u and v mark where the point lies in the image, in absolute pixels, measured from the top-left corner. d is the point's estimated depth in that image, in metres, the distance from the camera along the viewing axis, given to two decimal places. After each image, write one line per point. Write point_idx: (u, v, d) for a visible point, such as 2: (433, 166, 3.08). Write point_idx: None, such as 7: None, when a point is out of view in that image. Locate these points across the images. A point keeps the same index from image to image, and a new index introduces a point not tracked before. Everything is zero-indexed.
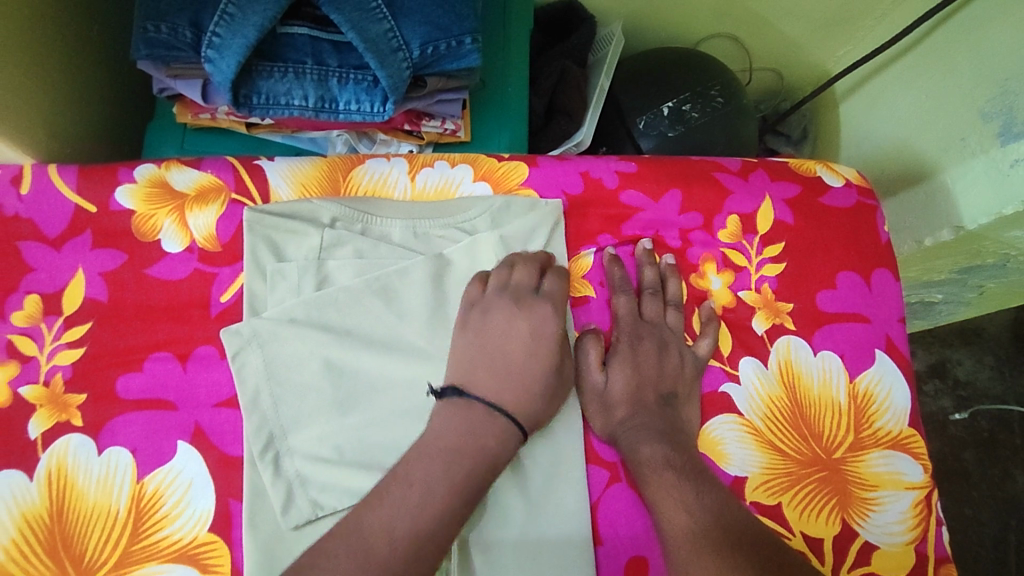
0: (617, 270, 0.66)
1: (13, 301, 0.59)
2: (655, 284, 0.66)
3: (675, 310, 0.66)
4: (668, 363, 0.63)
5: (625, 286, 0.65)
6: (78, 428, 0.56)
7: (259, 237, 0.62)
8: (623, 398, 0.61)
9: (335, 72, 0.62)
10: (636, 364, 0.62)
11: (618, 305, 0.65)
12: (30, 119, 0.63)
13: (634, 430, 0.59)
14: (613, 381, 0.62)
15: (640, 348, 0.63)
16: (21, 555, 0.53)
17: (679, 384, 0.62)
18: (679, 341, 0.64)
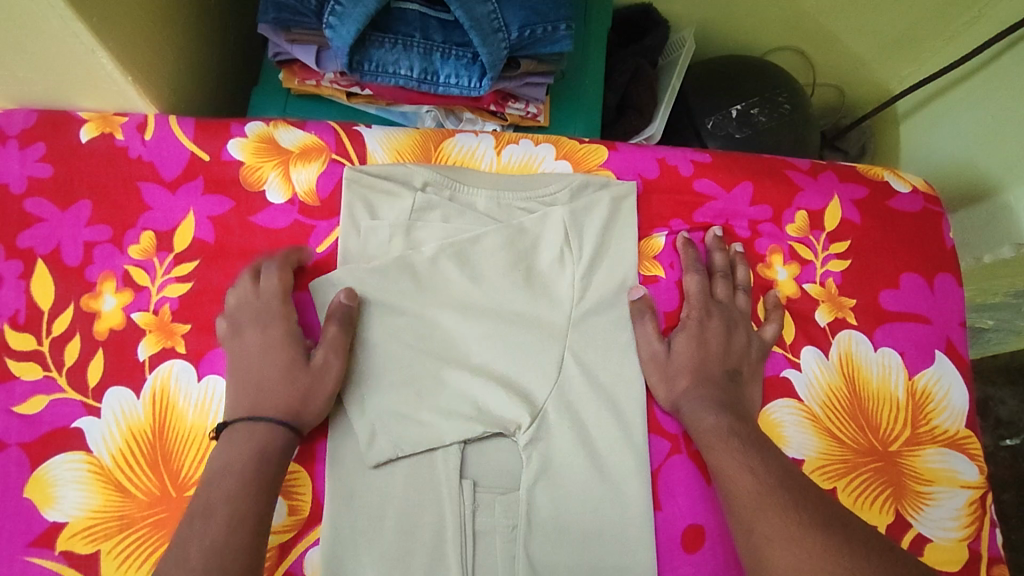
0: (692, 252, 0.69)
1: (131, 236, 0.64)
2: (726, 268, 0.69)
3: (744, 293, 0.68)
4: (735, 342, 0.65)
5: (699, 267, 0.68)
6: (181, 355, 0.61)
7: (356, 195, 0.67)
8: (687, 368, 0.64)
9: (439, 47, 0.67)
10: (703, 339, 0.65)
11: (689, 283, 0.68)
12: (160, 72, 0.68)
13: (697, 399, 0.62)
14: (676, 352, 0.64)
15: (709, 325, 0.66)
16: (124, 464, 0.57)
17: (744, 363, 0.65)
18: (746, 322, 0.67)
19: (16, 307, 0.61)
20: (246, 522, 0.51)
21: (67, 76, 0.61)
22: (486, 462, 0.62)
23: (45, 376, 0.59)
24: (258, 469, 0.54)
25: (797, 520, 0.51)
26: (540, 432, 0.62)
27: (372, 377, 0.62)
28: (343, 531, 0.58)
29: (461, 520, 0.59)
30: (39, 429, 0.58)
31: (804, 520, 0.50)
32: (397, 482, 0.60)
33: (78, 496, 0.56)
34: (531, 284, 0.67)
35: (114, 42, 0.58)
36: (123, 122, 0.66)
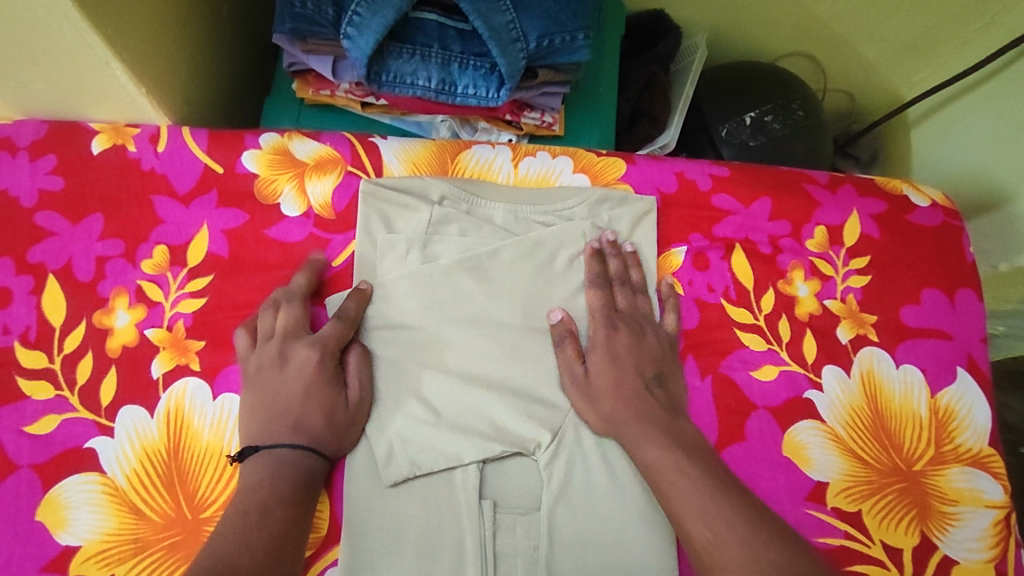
0: (595, 265, 0.66)
1: (144, 250, 0.63)
2: (622, 276, 0.66)
3: (642, 296, 0.67)
4: (645, 347, 0.63)
5: (599, 282, 0.65)
6: (195, 373, 0.60)
7: (373, 209, 0.65)
8: (609, 390, 0.61)
9: (457, 57, 0.66)
10: (614, 356, 0.62)
11: (590, 301, 0.65)
12: (173, 82, 0.67)
13: (631, 425, 0.59)
14: (593, 374, 0.61)
15: (616, 340, 0.63)
16: (139, 485, 0.56)
17: (665, 362, 0.63)
18: (653, 326, 0.65)
19: (27, 323, 0.60)
20: (271, 542, 0.50)
21: (79, 87, 0.60)
22: (506, 482, 0.61)
23: (58, 395, 0.58)
24: (288, 496, 0.53)
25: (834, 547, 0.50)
26: (560, 450, 0.61)
27: (389, 395, 0.61)
28: (362, 555, 0.56)
29: (482, 542, 0.57)
30: (52, 450, 0.56)
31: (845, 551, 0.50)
32: (415, 502, 0.58)
33: (92, 518, 0.55)
34: (547, 298, 0.66)
35: (129, 54, 0.57)
36: (136, 134, 0.65)
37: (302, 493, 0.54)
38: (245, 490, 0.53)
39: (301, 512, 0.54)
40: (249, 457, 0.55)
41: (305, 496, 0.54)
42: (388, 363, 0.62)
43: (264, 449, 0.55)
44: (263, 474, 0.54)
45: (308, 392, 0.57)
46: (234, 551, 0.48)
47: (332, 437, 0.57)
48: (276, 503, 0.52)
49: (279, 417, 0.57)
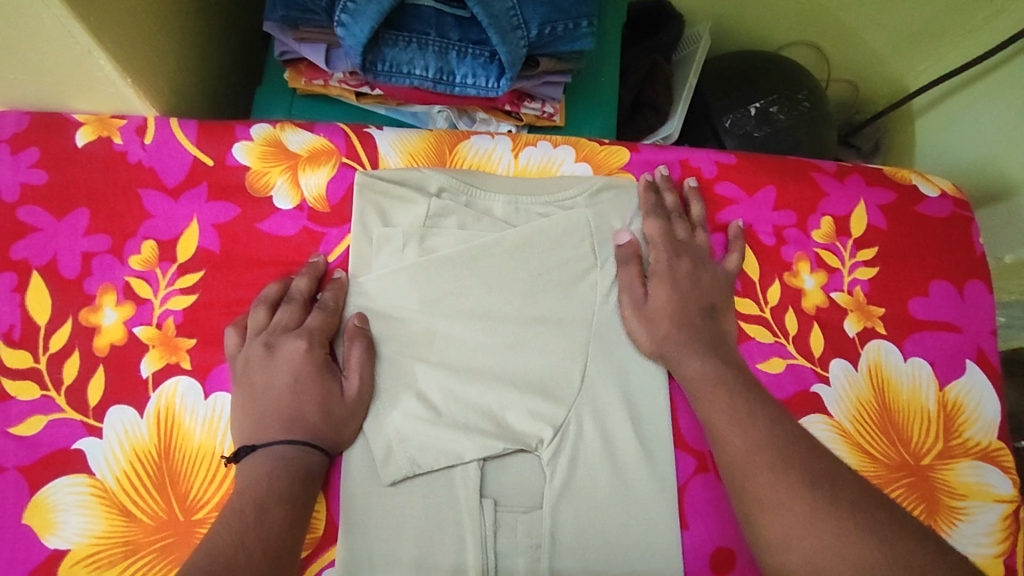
0: (650, 197, 0.67)
1: (131, 246, 0.61)
2: (679, 208, 0.67)
3: (700, 232, 0.67)
4: (703, 276, 0.64)
5: (658, 212, 0.66)
6: (186, 371, 0.58)
7: (368, 201, 0.63)
8: (667, 312, 0.62)
9: (455, 45, 0.64)
10: (675, 281, 0.63)
11: (649, 227, 0.66)
12: (160, 72, 0.64)
13: (680, 347, 0.60)
14: (654, 299, 0.63)
15: (678, 267, 0.64)
16: (130, 487, 0.55)
17: (719, 303, 0.64)
18: (706, 257, 0.66)
19: (11, 322, 0.58)
20: (268, 541, 0.49)
21: (62, 76, 0.58)
22: (507, 479, 0.59)
23: (43, 396, 0.56)
24: (287, 493, 0.52)
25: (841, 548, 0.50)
26: (563, 446, 0.59)
27: (387, 392, 0.59)
28: (359, 558, 0.55)
29: (483, 542, 0.56)
30: (38, 452, 0.55)
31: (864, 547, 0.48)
32: (415, 500, 0.57)
33: (81, 522, 0.53)
34: (548, 291, 0.64)
35: (113, 43, 0.55)
36: (122, 125, 0.63)
37: (300, 490, 0.53)
38: (240, 490, 0.51)
39: (298, 510, 0.52)
40: (244, 457, 0.53)
41: (304, 494, 0.53)
42: (386, 361, 0.60)
43: (262, 448, 0.54)
44: (261, 469, 0.52)
45: (304, 390, 0.56)
46: (230, 549, 0.47)
47: (331, 432, 0.56)
48: (273, 501, 0.51)
49: (275, 414, 0.55)
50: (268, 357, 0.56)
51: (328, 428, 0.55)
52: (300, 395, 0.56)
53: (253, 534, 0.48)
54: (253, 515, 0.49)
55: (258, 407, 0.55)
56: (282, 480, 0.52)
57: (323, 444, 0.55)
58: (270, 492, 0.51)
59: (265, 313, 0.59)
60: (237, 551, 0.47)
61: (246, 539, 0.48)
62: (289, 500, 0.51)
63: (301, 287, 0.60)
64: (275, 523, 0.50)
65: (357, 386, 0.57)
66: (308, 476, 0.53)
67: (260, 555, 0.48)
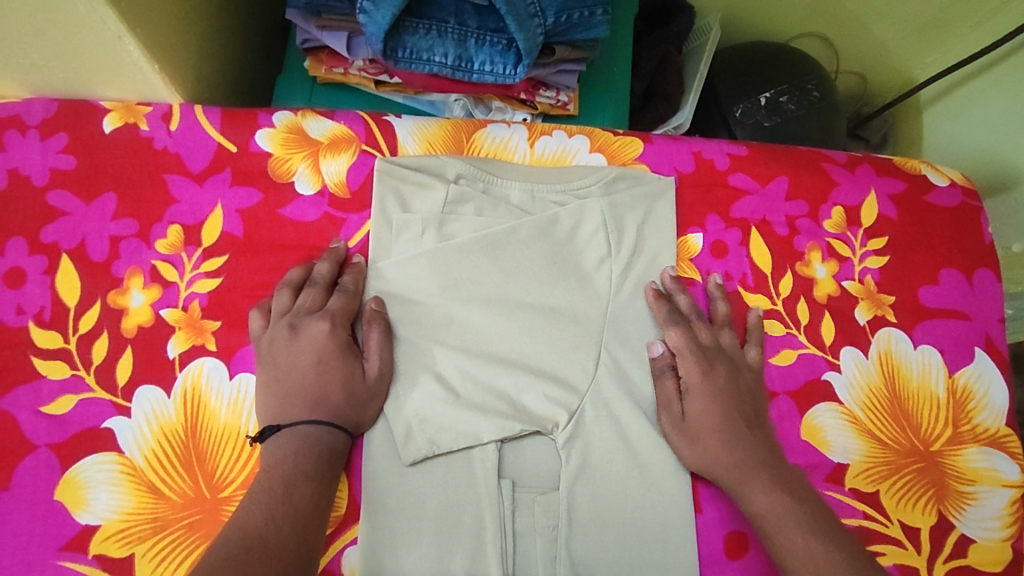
0: (664, 307, 0.64)
1: (157, 230, 0.62)
2: (694, 309, 0.65)
3: (723, 330, 0.65)
4: (743, 382, 0.62)
5: (676, 318, 0.63)
6: (211, 353, 0.59)
7: (388, 188, 0.65)
8: (713, 432, 0.59)
9: (473, 33, 0.65)
10: (717, 391, 0.60)
11: (672, 338, 0.62)
12: (185, 60, 0.66)
13: (741, 475, 0.57)
14: (695, 414, 0.60)
15: (715, 375, 0.61)
16: (158, 464, 0.56)
17: (758, 396, 0.62)
18: (744, 360, 0.63)
19: (41, 304, 0.59)
20: (295, 518, 0.50)
21: (91, 63, 0.59)
22: (524, 461, 0.60)
23: (74, 376, 0.57)
24: (313, 471, 0.53)
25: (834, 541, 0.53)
26: (579, 429, 0.60)
27: (407, 373, 0.60)
28: (381, 535, 0.56)
29: (502, 521, 0.57)
30: (69, 429, 0.56)
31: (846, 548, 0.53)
32: (435, 481, 0.58)
33: (111, 498, 0.55)
34: (563, 278, 0.65)
35: (142, 30, 0.56)
36: (148, 112, 0.64)
37: (325, 469, 0.54)
38: (268, 468, 0.53)
39: (323, 488, 0.53)
40: (270, 436, 0.55)
41: (328, 473, 0.54)
42: (406, 344, 0.61)
43: (286, 427, 0.55)
44: (289, 448, 0.54)
45: (327, 371, 0.57)
46: (260, 525, 0.48)
47: (355, 410, 0.57)
48: (299, 479, 0.52)
49: (299, 394, 0.56)
50: (291, 341, 0.58)
51: (350, 409, 0.57)
52: (323, 375, 0.57)
53: (280, 513, 0.50)
54: (283, 495, 0.51)
55: (282, 387, 0.57)
56: (307, 459, 0.53)
57: (346, 424, 0.56)
58: (298, 471, 0.53)
59: (289, 296, 0.60)
60: (267, 527, 0.48)
61: (273, 517, 0.49)
62: (314, 478, 0.53)
63: (324, 271, 0.61)
64: (302, 500, 0.51)
65: (379, 364, 0.59)
66: (331, 456, 0.55)
67: (289, 531, 0.49)
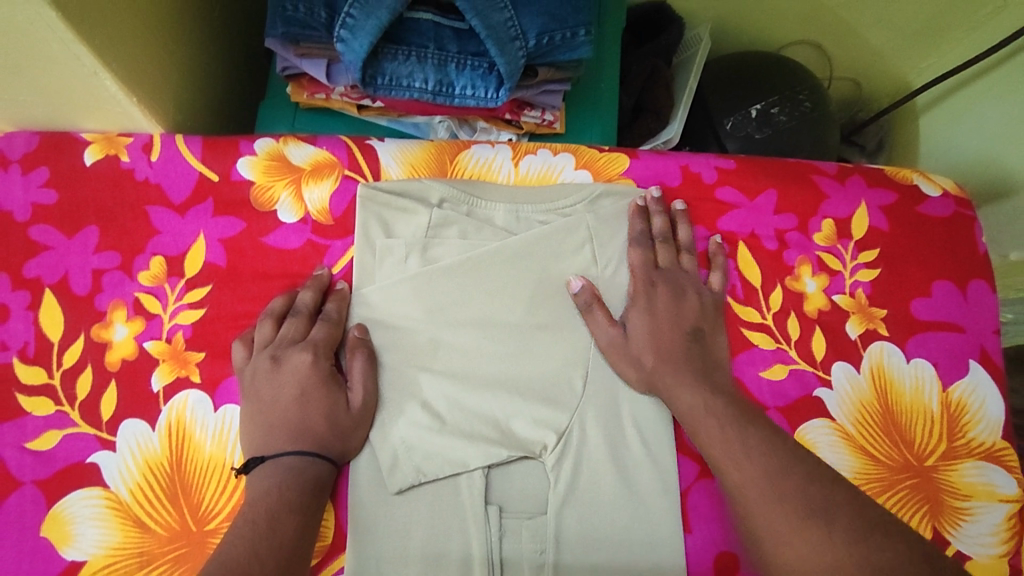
0: (637, 223, 0.67)
1: (140, 262, 0.62)
2: (666, 232, 0.67)
3: (686, 255, 0.67)
4: (685, 305, 0.64)
5: (642, 240, 0.66)
6: (195, 385, 0.59)
7: (371, 214, 0.64)
8: (648, 347, 0.61)
9: (454, 57, 0.65)
10: (654, 311, 0.63)
11: (633, 256, 0.66)
12: (165, 90, 0.66)
13: (672, 375, 0.60)
14: (634, 334, 0.62)
15: (656, 296, 0.64)
16: (144, 498, 0.56)
17: (705, 320, 0.64)
18: (695, 284, 0.65)
19: (25, 339, 0.59)
20: (278, 551, 0.50)
21: (71, 97, 0.59)
22: (511, 486, 0.60)
23: (58, 411, 0.57)
24: (297, 503, 0.53)
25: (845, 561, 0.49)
26: (566, 453, 0.60)
27: (393, 401, 0.60)
28: (367, 564, 0.56)
29: (488, 549, 0.57)
30: (55, 466, 0.56)
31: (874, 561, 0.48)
32: (420, 509, 0.58)
33: (97, 533, 0.54)
34: (549, 298, 0.65)
35: (119, 64, 0.56)
36: (129, 143, 0.64)
37: (309, 501, 0.54)
38: (251, 501, 0.53)
39: (309, 519, 0.53)
40: (255, 467, 0.55)
41: (312, 505, 0.54)
42: (391, 371, 0.61)
43: (271, 459, 0.55)
44: (273, 478, 0.54)
45: (312, 400, 0.57)
46: (245, 560, 0.48)
47: (340, 439, 0.57)
48: (282, 512, 0.52)
49: (283, 425, 0.56)
50: (274, 370, 0.58)
51: (335, 438, 0.56)
52: (307, 405, 0.57)
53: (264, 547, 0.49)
54: (266, 528, 0.51)
55: (267, 417, 0.57)
56: (289, 491, 0.53)
57: (331, 454, 0.56)
58: (282, 502, 0.52)
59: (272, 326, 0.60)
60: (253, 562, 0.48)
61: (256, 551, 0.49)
62: (296, 511, 0.52)
63: (307, 300, 0.61)
64: (287, 533, 0.51)
65: (363, 392, 0.58)
66: (315, 488, 0.54)
67: (273, 565, 0.49)
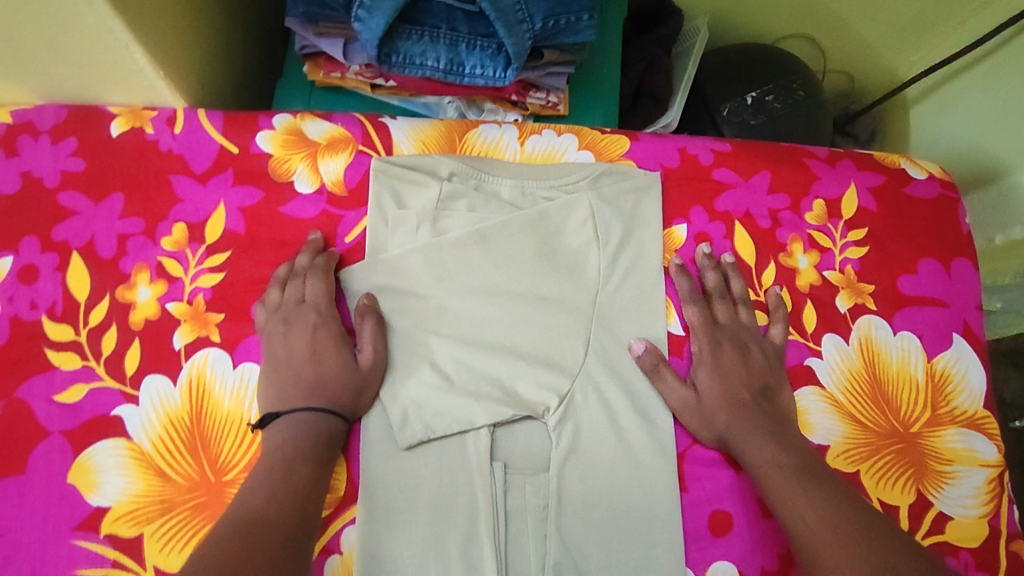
0: (687, 280, 0.68)
1: (164, 227, 0.65)
2: (721, 288, 0.69)
3: (743, 308, 0.69)
4: (752, 361, 0.65)
5: (695, 297, 0.68)
6: (215, 344, 0.62)
7: (384, 186, 0.68)
8: (721, 406, 0.63)
9: (464, 38, 0.68)
10: (723, 371, 0.65)
11: (690, 315, 0.67)
12: (188, 66, 0.69)
13: (742, 431, 0.62)
14: (702, 389, 0.64)
15: (722, 354, 0.65)
16: (165, 450, 0.58)
17: (772, 375, 0.65)
18: (758, 339, 0.67)
19: (53, 298, 0.62)
20: (290, 496, 0.53)
21: (101, 70, 0.63)
22: (516, 444, 0.62)
23: (84, 366, 0.60)
24: (311, 454, 0.56)
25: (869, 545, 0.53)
26: (568, 414, 0.62)
27: (404, 364, 0.63)
28: (379, 512, 0.58)
29: (494, 502, 0.59)
30: (81, 417, 0.59)
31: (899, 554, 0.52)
32: (430, 464, 0.60)
33: (121, 481, 0.57)
34: (554, 267, 0.68)
35: (148, 38, 0.59)
36: (153, 116, 0.67)
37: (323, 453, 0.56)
38: (266, 450, 0.56)
39: (323, 469, 0.56)
40: (269, 422, 0.58)
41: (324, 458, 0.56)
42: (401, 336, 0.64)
43: (285, 415, 0.58)
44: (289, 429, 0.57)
45: (328, 359, 0.60)
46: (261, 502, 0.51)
47: (352, 396, 0.60)
48: (297, 462, 0.55)
49: (297, 383, 0.59)
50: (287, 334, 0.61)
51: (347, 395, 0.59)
52: (320, 363, 0.60)
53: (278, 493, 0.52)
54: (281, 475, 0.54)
55: (285, 377, 0.60)
56: (303, 443, 0.56)
57: (343, 411, 0.59)
58: (295, 452, 0.55)
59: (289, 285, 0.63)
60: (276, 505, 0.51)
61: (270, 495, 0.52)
62: (307, 460, 0.55)
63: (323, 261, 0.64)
64: (299, 480, 0.54)
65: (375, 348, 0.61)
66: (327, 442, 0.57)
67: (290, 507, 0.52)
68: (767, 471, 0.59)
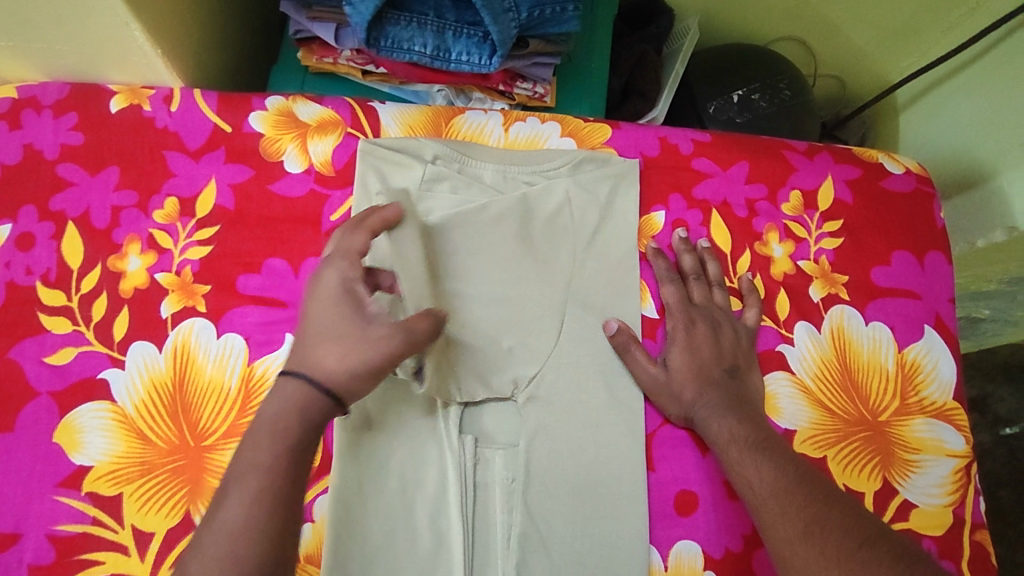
0: (663, 262, 0.70)
1: (156, 201, 0.67)
2: (696, 270, 0.70)
3: (718, 290, 0.70)
4: (724, 340, 0.67)
5: (671, 277, 0.69)
6: (201, 314, 0.64)
7: (369, 166, 0.70)
8: (689, 381, 0.65)
9: (451, 25, 0.71)
10: (693, 347, 0.66)
11: (666, 295, 0.69)
12: (186, 48, 0.71)
13: (707, 407, 0.63)
14: (673, 367, 0.65)
15: (694, 332, 0.67)
16: (147, 413, 0.61)
17: (741, 354, 0.67)
18: (730, 319, 0.68)
19: (48, 265, 0.64)
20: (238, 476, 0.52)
21: (102, 49, 0.65)
22: (487, 420, 0.64)
23: (75, 330, 0.63)
24: None
25: (830, 527, 0.51)
26: (538, 392, 0.64)
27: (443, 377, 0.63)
28: (350, 481, 0.59)
29: (463, 474, 0.61)
30: (69, 379, 0.61)
31: (862, 534, 0.50)
32: (404, 442, 0.61)
33: (104, 442, 0.59)
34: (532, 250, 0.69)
35: (146, 17, 0.62)
36: (151, 95, 0.70)
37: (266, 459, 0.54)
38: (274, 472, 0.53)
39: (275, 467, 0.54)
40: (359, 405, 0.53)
41: None
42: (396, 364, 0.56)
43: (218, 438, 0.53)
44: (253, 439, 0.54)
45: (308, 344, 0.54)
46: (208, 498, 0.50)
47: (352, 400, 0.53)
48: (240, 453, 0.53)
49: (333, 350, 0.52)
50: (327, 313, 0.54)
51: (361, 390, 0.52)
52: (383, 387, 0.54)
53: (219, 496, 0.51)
54: None
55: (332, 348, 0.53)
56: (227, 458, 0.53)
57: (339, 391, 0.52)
58: None
59: (357, 266, 0.57)
60: None
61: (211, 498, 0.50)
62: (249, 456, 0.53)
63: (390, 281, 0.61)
64: None
65: (370, 358, 0.52)
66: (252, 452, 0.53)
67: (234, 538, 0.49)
68: (728, 447, 0.60)
